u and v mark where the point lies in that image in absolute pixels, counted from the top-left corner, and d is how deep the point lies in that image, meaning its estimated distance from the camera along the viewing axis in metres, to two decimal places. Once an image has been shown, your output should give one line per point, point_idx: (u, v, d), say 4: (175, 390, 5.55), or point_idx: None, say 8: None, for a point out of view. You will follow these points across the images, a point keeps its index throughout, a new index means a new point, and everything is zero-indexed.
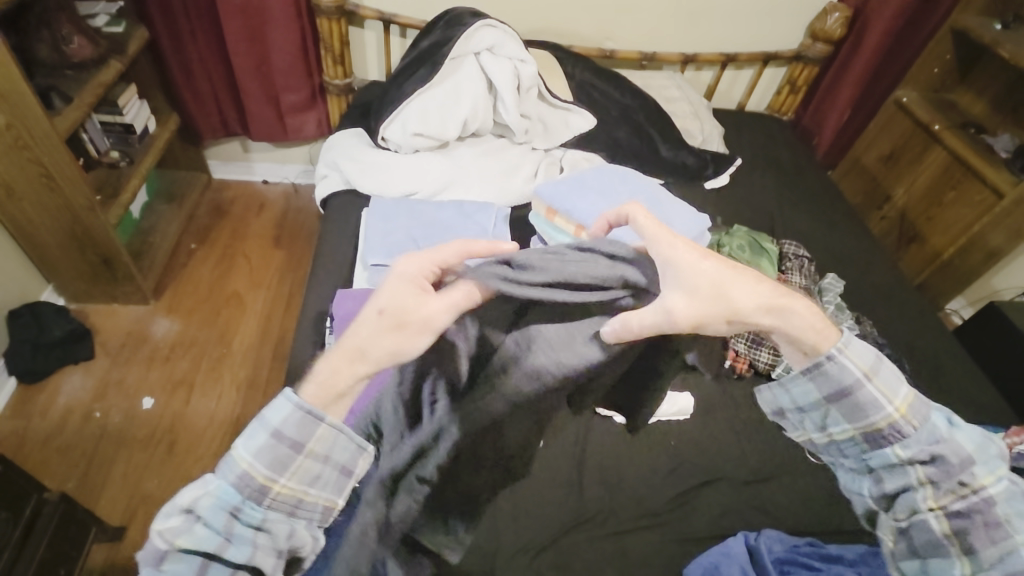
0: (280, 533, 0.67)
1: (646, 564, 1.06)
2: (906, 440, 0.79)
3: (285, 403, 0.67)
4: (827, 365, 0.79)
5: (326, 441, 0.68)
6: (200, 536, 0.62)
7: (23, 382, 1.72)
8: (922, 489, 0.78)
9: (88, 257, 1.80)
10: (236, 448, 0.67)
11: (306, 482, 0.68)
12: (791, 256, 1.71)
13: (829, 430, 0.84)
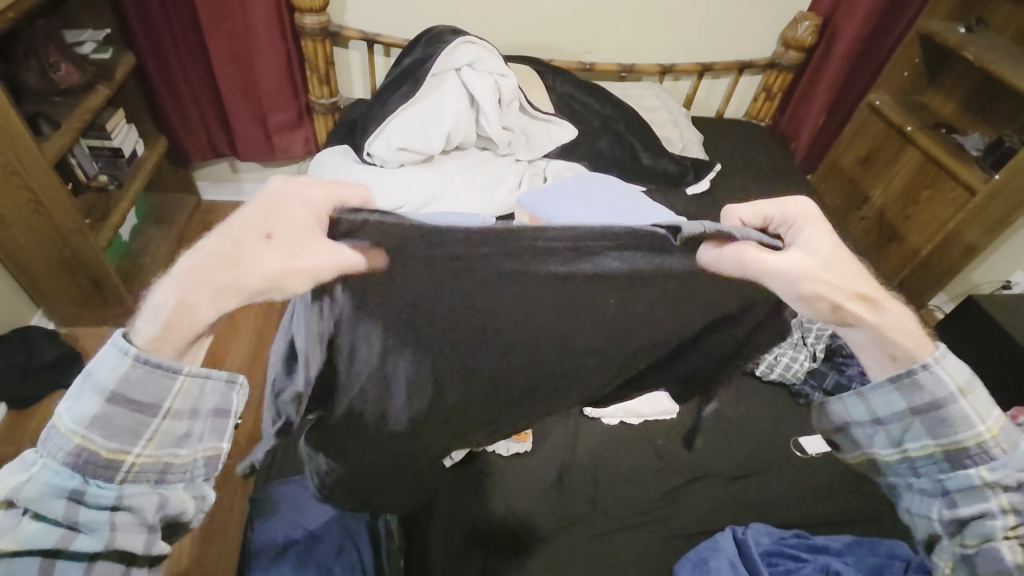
0: (146, 507, 0.64)
1: (638, 562, 1.07)
2: (993, 463, 0.77)
3: (119, 360, 0.62)
4: (920, 374, 0.77)
5: (186, 394, 0.66)
6: (33, 532, 0.59)
7: (12, 407, 1.72)
8: (1003, 515, 0.74)
9: (78, 281, 1.81)
10: (64, 425, 0.63)
11: (171, 445, 0.66)
12: None
13: (905, 446, 0.81)
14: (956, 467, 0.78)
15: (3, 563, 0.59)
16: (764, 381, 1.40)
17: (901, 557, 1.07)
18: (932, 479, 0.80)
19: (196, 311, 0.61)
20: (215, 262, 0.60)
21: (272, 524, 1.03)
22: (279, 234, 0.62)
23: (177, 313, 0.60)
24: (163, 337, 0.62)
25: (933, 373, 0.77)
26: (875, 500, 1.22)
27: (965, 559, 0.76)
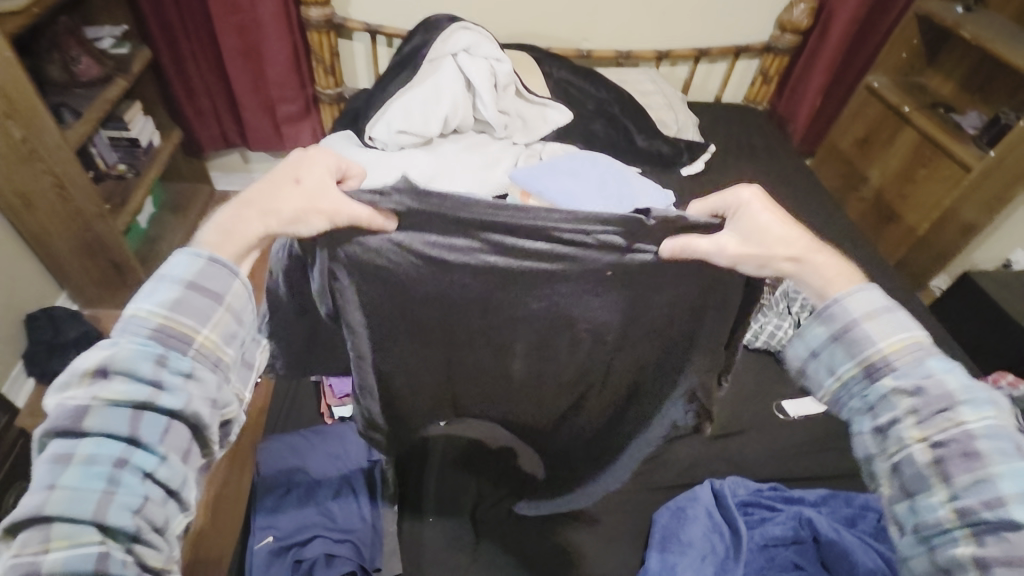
0: (209, 382, 0.69)
1: (618, 509, 1.13)
2: (898, 372, 0.71)
3: (195, 259, 0.72)
4: (833, 306, 0.76)
5: (240, 297, 0.74)
6: (124, 387, 0.62)
7: (40, 382, 1.83)
8: (907, 419, 0.69)
9: (99, 263, 1.92)
10: (142, 308, 0.68)
11: (225, 338, 0.73)
12: None
13: (838, 372, 0.76)
14: (871, 382, 0.73)
15: (101, 412, 0.61)
16: (750, 350, 1.43)
17: (874, 509, 1.12)
18: (858, 403, 0.74)
19: (239, 228, 0.74)
20: (265, 191, 0.73)
21: (275, 471, 1.10)
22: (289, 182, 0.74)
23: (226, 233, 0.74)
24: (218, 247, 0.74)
25: (840, 306, 0.76)
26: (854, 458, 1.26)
27: (894, 468, 0.69)
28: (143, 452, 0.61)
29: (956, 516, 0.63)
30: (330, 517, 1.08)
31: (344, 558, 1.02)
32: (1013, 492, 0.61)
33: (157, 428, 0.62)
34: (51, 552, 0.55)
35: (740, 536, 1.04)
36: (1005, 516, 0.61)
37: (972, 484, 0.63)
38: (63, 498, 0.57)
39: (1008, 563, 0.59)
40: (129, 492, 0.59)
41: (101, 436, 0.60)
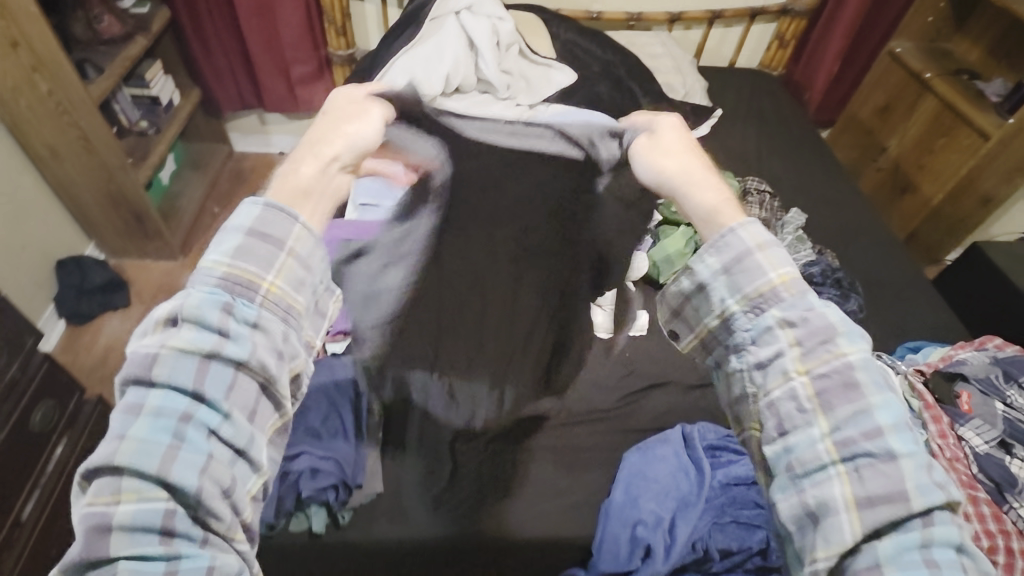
0: (277, 335, 0.56)
1: (592, 447, 1.18)
2: (784, 304, 0.62)
3: (252, 207, 0.59)
4: (729, 235, 0.66)
5: (306, 242, 0.60)
6: (189, 337, 0.52)
7: (70, 323, 1.96)
8: (791, 352, 0.60)
9: (123, 214, 2.02)
10: (205, 258, 0.57)
11: (295, 287, 0.59)
12: (753, 191, 1.60)
13: (722, 307, 0.66)
14: (757, 318, 0.63)
15: (168, 361, 0.51)
16: None
17: None
18: (737, 338, 0.65)
19: (299, 176, 0.63)
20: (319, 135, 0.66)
21: None
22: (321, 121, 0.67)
23: (288, 183, 0.62)
24: (283, 193, 0.62)
25: (739, 236, 0.66)
26: None
27: (772, 409, 0.60)
28: (206, 407, 0.51)
29: (836, 454, 0.55)
30: (316, 437, 1.05)
31: (329, 473, 1.02)
32: (890, 422, 0.55)
33: (223, 383, 0.52)
34: (120, 505, 0.47)
35: (705, 474, 1.09)
36: (885, 448, 0.54)
37: (852, 418, 0.56)
38: (131, 450, 0.49)
39: (889, 501, 0.53)
40: (193, 448, 0.49)
41: (168, 387, 0.51)
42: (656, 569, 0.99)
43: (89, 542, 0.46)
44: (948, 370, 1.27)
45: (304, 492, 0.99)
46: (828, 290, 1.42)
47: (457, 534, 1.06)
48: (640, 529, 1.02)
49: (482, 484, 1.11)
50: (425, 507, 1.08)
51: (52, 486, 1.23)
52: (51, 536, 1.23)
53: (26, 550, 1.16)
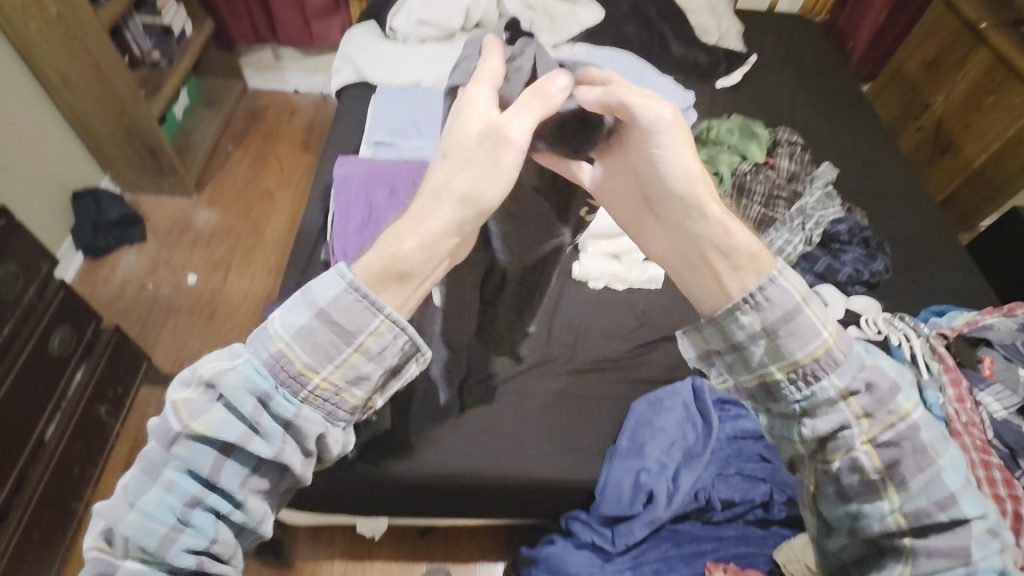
0: (311, 433, 0.56)
1: (601, 396, 1.18)
2: (840, 368, 0.63)
3: (336, 279, 0.56)
4: (768, 288, 0.63)
5: (380, 337, 0.56)
6: (218, 421, 0.54)
7: (88, 256, 1.98)
8: (858, 424, 0.62)
9: (137, 148, 2.00)
10: (273, 321, 0.57)
11: (349, 381, 0.57)
12: (784, 143, 1.52)
13: (758, 368, 0.66)
14: (813, 385, 0.63)
15: (187, 444, 0.54)
16: None
17: None
18: (789, 406, 0.65)
19: (404, 249, 0.57)
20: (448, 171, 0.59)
21: None
22: (452, 168, 0.58)
23: (389, 259, 0.57)
24: (377, 275, 0.56)
25: (783, 291, 0.63)
26: None
27: (834, 476, 0.64)
28: (219, 494, 0.56)
29: (906, 522, 0.62)
30: None
31: None
32: (957, 486, 0.61)
33: (235, 478, 0.55)
34: (124, 562, 0.54)
35: (713, 426, 1.09)
36: (954, 514, 0.61)
37: (924, 488, 0.61)
38: (135, 518, 0.54)
39: (950, 555, 0.60)
40: (196, 534, 0.55)
41: (185, 467, 0.55)
42: (656, 514, 1.02)
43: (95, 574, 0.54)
44: (972, 335, 1.23)
45: None
46: (853, 249, 1.37)
47: (462, 471, 1.07)
48: (644, 476, 1.02)
49: (488, 427, 1.11)
50: (432, 447, 1.08)
51: (72, 409, 1.27)
52: (72, 457, 1.27)
53: (49, 468, 1.21)
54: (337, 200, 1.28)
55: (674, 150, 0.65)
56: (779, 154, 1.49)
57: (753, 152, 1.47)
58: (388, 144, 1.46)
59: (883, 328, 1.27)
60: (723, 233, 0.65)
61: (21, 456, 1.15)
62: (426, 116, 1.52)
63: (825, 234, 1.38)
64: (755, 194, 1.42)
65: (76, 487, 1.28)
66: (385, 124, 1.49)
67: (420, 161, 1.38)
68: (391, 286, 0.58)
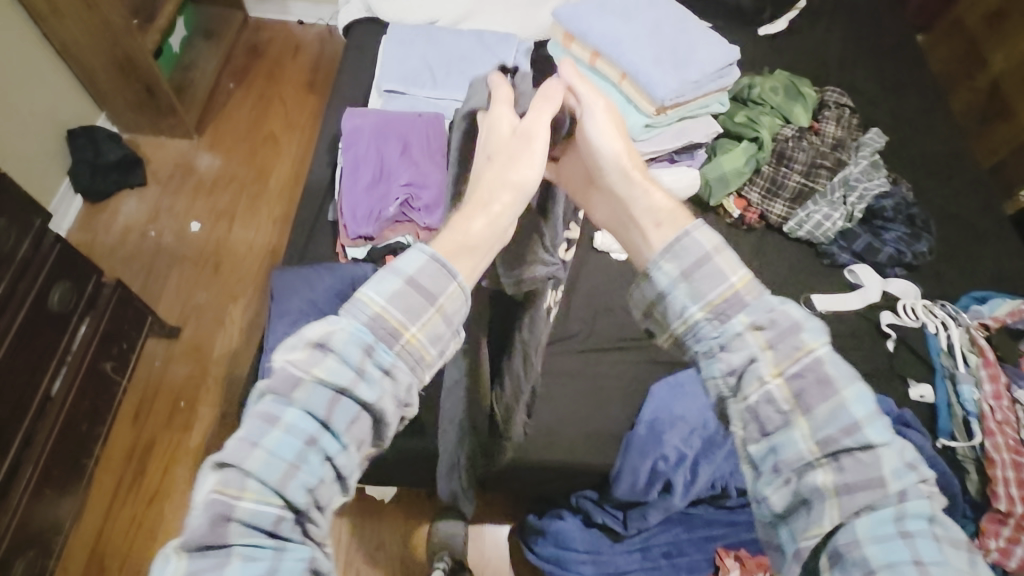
0: (406, 387, 0.52)
1: (619, 377, 1.13)
2: (750, 308, 0.56)
3: (419, 254, 0.54)
4: (682, 238, 0.58)
5: (457, 300, 0.54)
6: (331, 369, 0.49)
7: (88, 201, 1.91)
8: (765, 359, 0.54)
9: (133, 85, 1.88)
10: (363, 290, 0.53)
11: (433, 341, 0.53)
12: (830, 104, 1.39)
13: (686, 317, 0.58)
14: (722, 325, 0.57)
15: (308, 389, 0.48)
16: (791, 239, 1.33)
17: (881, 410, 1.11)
18: (705, 347, 0.57)
19: (474, 230, 0.56)
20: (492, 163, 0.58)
21: None
22: (500, 164, 0.57)
23: (460, 238, 0.56)
24: (453, 244, 0.56)
25: (695, 238, 0.58)
26: (877, 359, 1.20)
27: (749, 413, 0.55)
28: (332, 438, 0.48)
29: (818, 452, 0.52)
30: None
31: None
32: (864, 414, 0.52)
33: (348, 417, 0.49)
34: (242, 499, 0.46)
35: None
36: (863, 442, 0.51)
37: (830, 415, 0.52)
38: (260, 457, 0.47)
39: (867, 485, 0.50)
40: (311, 472, 0.47)
41: (303, 408, 0.48)
42: (672, 503, 1.01)
43: (204, 530, 0.44)
44: (1016, 327, 1.17)
45: None
46: (896, 227, 1.29)
47: None
48: (662, 465, 1.00)
49: None
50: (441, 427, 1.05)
51: (78, 365, 1.25)
52: (80, 414, 1.26)
53: (56, 425, 1.20)
54: (345, 155, 1.18)
55: (601, 130, 0.60)
56: (823, 119, 1.36)
57: (797, 115, 1.34)
58: (400, 94, 1.35)
59: (921, 315, 1.21)
60: (642, 196, 0.61)
61: (29, 412, 1.14)
62: (442, 61, 1.40)
63: (867, 210, 1.30)
64: (796, 163, 1.30)
65: (84, 443, 1.28)
66: (397, 70, 1.36)
67: (435, 114, 1.26)
68: (462, 259, 0.57)
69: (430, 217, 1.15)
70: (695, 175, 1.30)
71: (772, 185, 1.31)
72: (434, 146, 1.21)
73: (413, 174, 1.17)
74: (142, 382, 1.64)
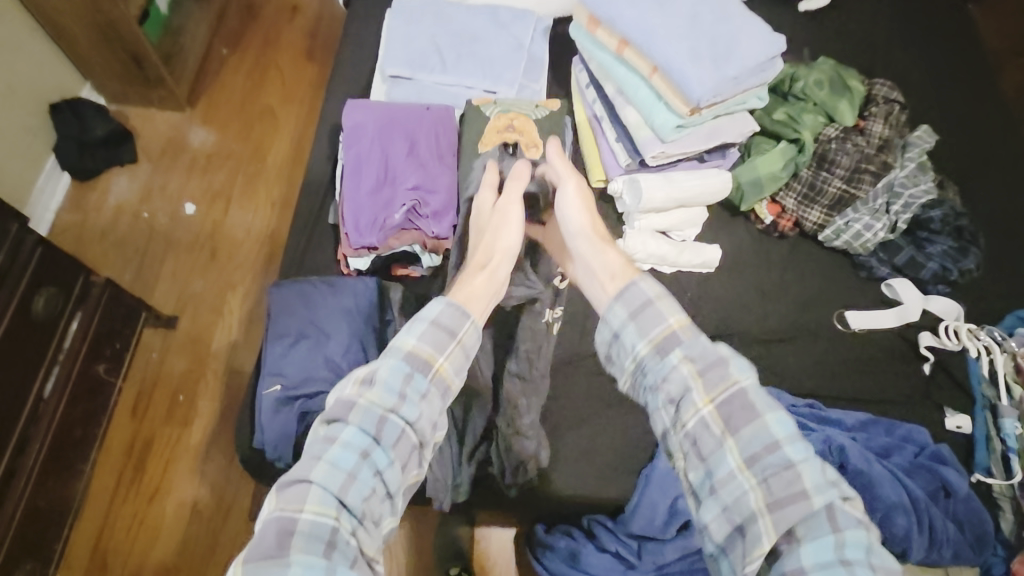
0: (433, 412, 0.66)
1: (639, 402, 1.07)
2: (686, 346, 0.69)
3: (437, 302, 0.71)
4: (631, 286, 0.74)
5: (472, 334, 0.71)
6: (379, 391, 0.64)
7: (75, 179, 1.80)
8: (696, 389, 0.66)
9: (117, 53, 1.73)
10: (397, 335, 0.69)
11: (456, 371, 0.69)
12: (879, 100, 1.26)
13: (636, 355, 0.71)
14: (661, 360, 0.69)
15: (358, 412, 0.63)
16: (826, 248, 1.24)
17: (915, 441, 1.04)
18: (650, 381, 0.70)
19: (474, 286, 0.76)
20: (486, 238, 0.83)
21: None
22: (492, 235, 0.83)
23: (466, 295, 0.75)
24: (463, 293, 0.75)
25: (640, 288, 0.74)
26: (913, 383, 1.13)
27: (689, 439, 0.66)
28: (381, 452, 0.62)
29: (746, 468, 0.62)
30: (338, 374, 0.94)
31: None
32: (785, 436, 0.63)
33: (395, 433, 0.63)
34: (304, 512, 0.57)
35: None
36: (785, 458, 0.62)
37: (754, 436, 0.63)
38: (322, 469, 0.60)
39: (796, 501, 0.60)
40: (363, 484, 0.60)
41: (357, 428, 0.62)
42: (689, 542, 1.00)
43: (276, 537, 0.56)
44: None
45: None
46: (943, 240, 1.19)
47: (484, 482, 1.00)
48: (682, 503, 0.98)
49: None
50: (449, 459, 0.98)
51: (69, 370, 1.17)
52: (73, 421, 1.19)
53: (47, 437, 1.13)
54: (346, 153, 1.08)
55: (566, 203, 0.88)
56: (870, 117, 1.24)
57: (843, 112, 1.22)
58: (406, 80, 1.23)
59: (964, 338, 1.13)
60: (600, 253, 0.82)
61: (16, 425, 1.07)
62: (453, 41, 1.26)
63: (912, 221, 1.20)
64: (838, 167, 1.19)
65: (80, 448, 1.22)
66: (403, 52, 1.23)
67: (445, 107, 1.15)
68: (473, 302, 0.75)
69: (438, 225, 1.06)
70: (727, 178, 1.18)
71: (810, 191, 1.20)
72: (443, 144, 1.11)
73: (421, 177, 1.06)
74: (139, 377, 1.58)
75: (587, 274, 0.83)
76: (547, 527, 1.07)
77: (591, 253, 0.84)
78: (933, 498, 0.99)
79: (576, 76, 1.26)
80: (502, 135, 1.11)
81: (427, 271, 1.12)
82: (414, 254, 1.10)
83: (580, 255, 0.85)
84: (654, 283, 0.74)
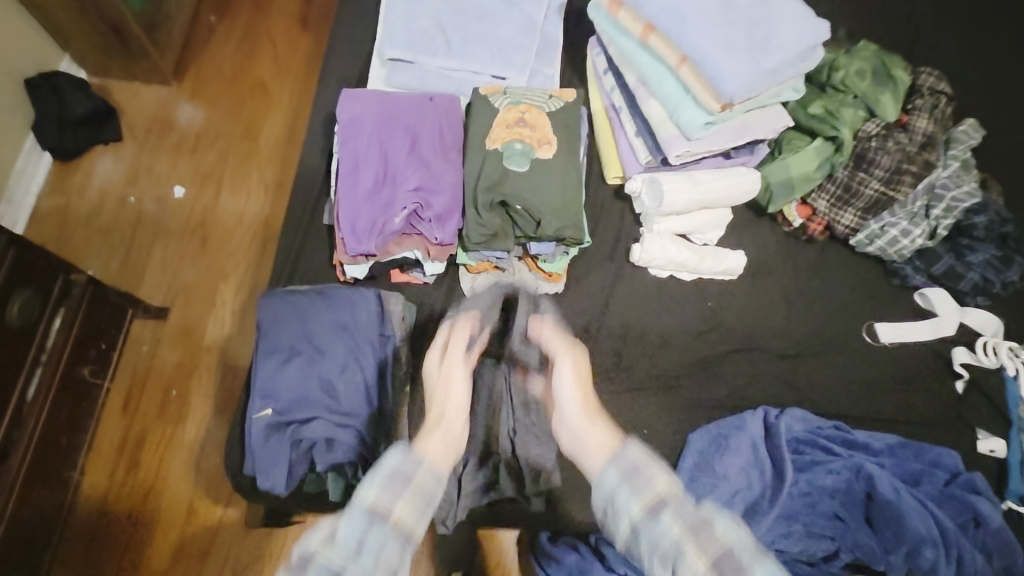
0: (393, 558, 0.62)
1: (654, 423, 1.01)
2: (676, 506, 0.65)
3: (397, 451, 0.69)
4: (617, 454, 0.70)
5: (432, 472, 0.68)
6: (336, 545, 0.61)
7: (57, 159, 1.66)
8: (690, 549, 0.63)
9: (95, 24, 1.56)
10: (359, 487, 0.66)
11: (419, 511, 0.66)
12: (925, 91, 1.15)
13: (625, 514, 0.67)
14: (654, 523, 0.65)
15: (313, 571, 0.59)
16: (857, 253, 1.15)
17: (945, 467, 0.98)
18: (641, 544, 0.65)
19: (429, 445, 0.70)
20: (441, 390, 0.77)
21: None
22: (444, 391, 0.76)
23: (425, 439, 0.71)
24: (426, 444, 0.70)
25: (627, 454, 0.70)
26: (944, 403, 1.06)
27: None
28: None
29: None
30: (334, 396, 0.88)
31: (346, 445, 0.86)
32: None
33: None
34: None
35: (785, 481, 0.93)
36: None
37: None
38: None
39: None
40: None
41: None
42: None
43: None
44: None
45: (318, 466, 0.86)
46: (985, 248, 1.10)
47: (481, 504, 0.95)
48: None
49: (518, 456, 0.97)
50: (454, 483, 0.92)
51: (50, 378, 1.09)
52: (57, 428, 1.13)
53: (30, 447, 1.06)
54: (341, 149, 0.98)
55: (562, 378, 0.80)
56: (912, 111, 1.13)
57: (886, 105, 1.10)
58: (407, 64, 1.12)
59: (1002, 356, 1.06)
60: (586, 430, 0.74)
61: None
62: (458, 19, 1.14)
63: (953, 227, 1.11)
64: (877, 167, 1.09)
65: (66, 455, 1.17)
66: (403, 32, 1.11)
67: (449, 96, 1.04)
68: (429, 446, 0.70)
69: (441, 231, 0.97)
70: (756, 178, 1.08)
71: (844, 193, 1.11)
72: (447, 139, 1.01)
73: (422, 177, 0.97)
74: (129, 372, 1.47)
75: (570, 447, 0.75)
76: (551, 535, 0.99)
77: (574, 425, 0.76)
78: (963, 529, 0.93)
79: (593, 60, 1.15)
80: (512, 129, 1.01)
81: (430, 279, 1.04)
82: (415, 260, 1.02)
83: (565, 426, 0.77)
84: (642, 448, 0.70)
